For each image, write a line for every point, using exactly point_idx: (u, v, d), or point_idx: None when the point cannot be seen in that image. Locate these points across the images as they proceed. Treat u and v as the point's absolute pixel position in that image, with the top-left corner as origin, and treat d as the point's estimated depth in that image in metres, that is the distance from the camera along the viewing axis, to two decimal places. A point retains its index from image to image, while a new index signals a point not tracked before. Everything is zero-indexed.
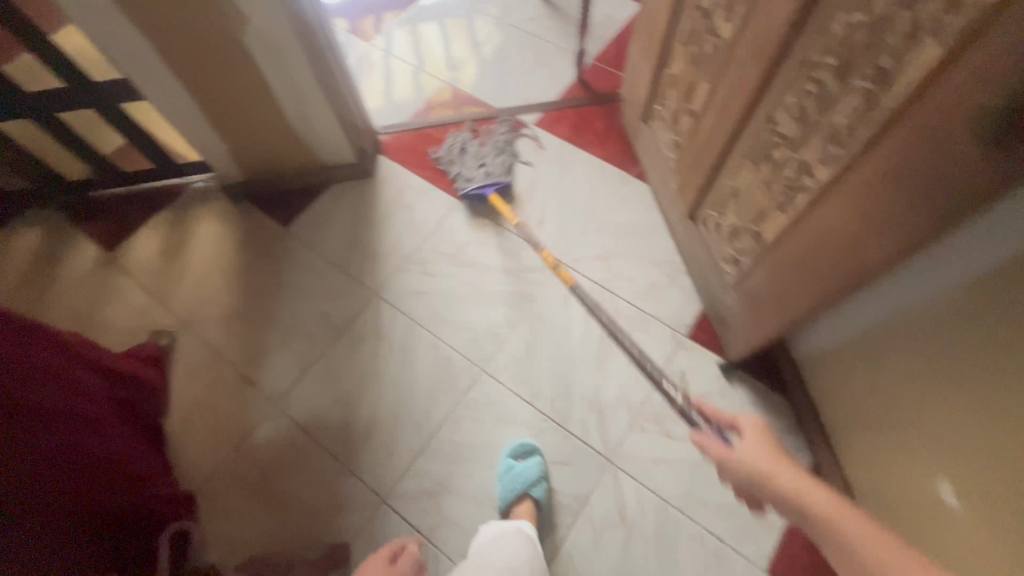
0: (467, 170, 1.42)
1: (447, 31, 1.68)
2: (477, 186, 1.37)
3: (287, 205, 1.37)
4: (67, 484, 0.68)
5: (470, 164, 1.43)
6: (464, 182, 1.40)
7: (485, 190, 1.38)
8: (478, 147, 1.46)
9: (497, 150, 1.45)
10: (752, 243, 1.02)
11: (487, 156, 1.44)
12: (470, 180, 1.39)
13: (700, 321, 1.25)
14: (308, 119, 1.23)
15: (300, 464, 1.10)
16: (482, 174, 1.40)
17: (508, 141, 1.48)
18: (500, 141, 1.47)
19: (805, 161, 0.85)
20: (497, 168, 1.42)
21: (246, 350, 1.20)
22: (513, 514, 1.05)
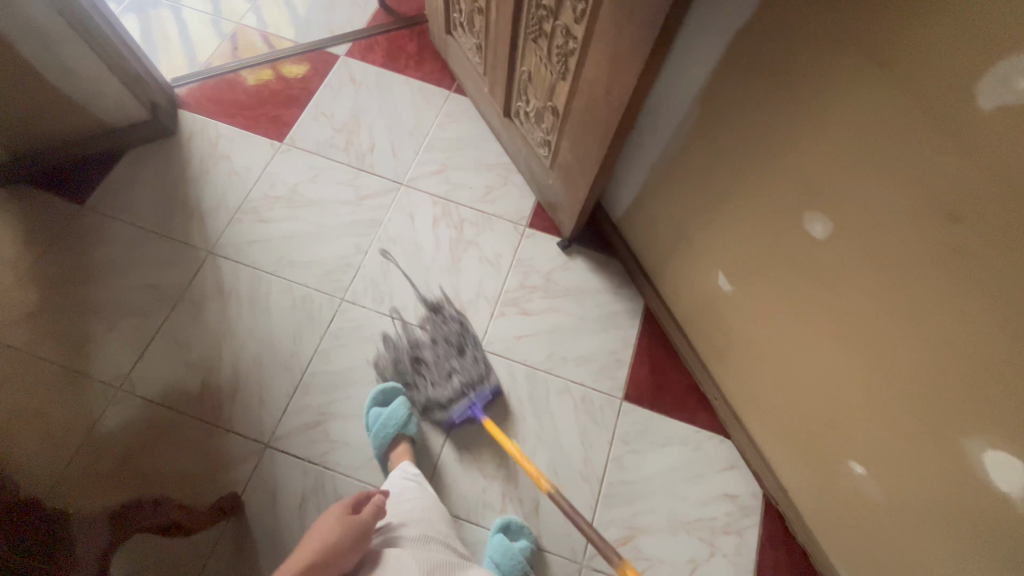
0: (434, 390, 1.04)
1: None
2: (462, 411, 1.01)
3: (74, 179, 1.21)
4: None
5: (432, 381, 1.04)
6: (440, 412, 1.03)
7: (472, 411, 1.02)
8: (430, 350, 1.07)
9: (456, 354, 1.06)
10: (554, 119, 1.03)
11: (450, 360, 1.06)
12: (447, 406, 1.02)
13: (538, 211, 1.28)
14: (69, 70, 1.08)
15: (160, 436, 1.01)
16: (456, 390, 1.02)
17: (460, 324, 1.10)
18: (450, 331, 1.09)
19: (564, 27, 0.84)
20: (467, 375, 1.04)
21: (62, 341, 1.07)
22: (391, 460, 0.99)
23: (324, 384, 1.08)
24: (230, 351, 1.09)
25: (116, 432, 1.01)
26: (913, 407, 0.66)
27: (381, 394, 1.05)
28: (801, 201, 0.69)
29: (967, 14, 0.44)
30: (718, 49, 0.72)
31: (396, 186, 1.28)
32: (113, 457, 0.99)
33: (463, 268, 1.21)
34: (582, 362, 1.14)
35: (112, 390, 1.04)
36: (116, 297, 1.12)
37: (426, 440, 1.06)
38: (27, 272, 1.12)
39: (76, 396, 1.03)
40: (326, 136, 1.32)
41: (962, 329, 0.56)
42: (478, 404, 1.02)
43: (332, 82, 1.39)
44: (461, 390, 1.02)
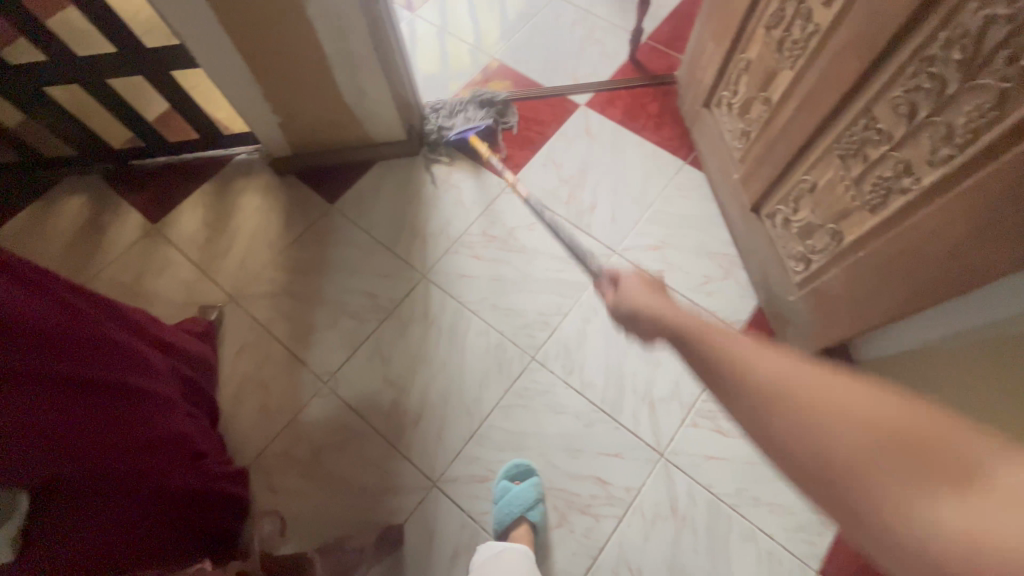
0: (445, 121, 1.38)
1: (476, 8, 1.61)
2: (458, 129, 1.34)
3: (331, 180, 1.36)
4: (161, 465, 0.75)
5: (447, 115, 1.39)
6: (445, 129, 1.37)
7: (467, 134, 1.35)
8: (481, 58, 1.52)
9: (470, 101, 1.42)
10: (830, 242, 0.89)
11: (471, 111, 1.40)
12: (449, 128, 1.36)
13: (756, 317, 1.15)
14: (360, 94, 1.20)
15: (347, 443, 1.08)
16: (460, 120, 1.37)
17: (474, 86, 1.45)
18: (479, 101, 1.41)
19: (904, 162, 0.71)
20: (477, 113, 1.38)
21: (292, 325, 1.20)
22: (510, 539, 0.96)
23: (497, 441, 1.07)
24: (421, 379, 1.13)
25: (313, 427, 1.10)
26: None
27: (514, 468, 1.02)
28: None
29: None
30: None
31: (608, 252, 1.23)
32: (306, 448, 1.08)
33: (661, 360, 1.12)
34: (777, 511, 0.99)
35: (319, 384, 1.14)
36: (341, 297, 1.22)
37: (585, 536, 0.99)
38: (280, 255, 1.27)
39: (291, 381, 1.14)
40: (551, 185, 1.32)
41: None
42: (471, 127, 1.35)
43: (567, 130, 1.39)
44: (463, 122, 1.37)
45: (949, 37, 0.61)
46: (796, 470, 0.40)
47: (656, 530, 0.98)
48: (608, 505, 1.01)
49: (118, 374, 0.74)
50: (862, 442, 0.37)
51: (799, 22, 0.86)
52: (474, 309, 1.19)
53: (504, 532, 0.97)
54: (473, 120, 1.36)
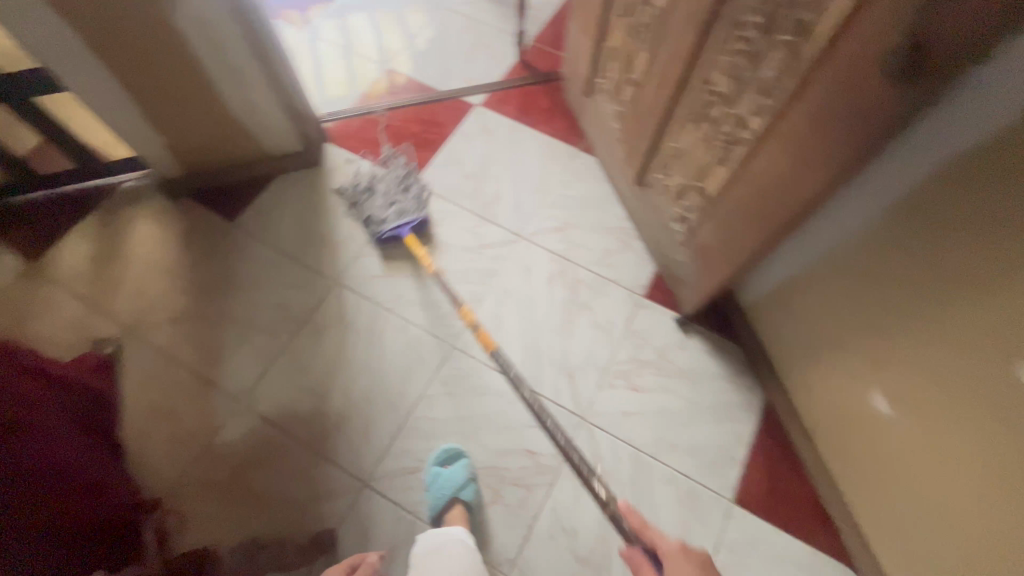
0: (377, 211, 1.25)
1: (378, 23, 1.64)
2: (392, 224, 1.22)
3: (230, 198, 1.32)
4: (61, 503, 0.74)
5: (378, 204, 1.27)
6: (377, 225, 1.24)
7: (403, 230, 1.23)
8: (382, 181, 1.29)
9: (400, 186, 1.29)
10: (699, 199, 0.99)
11: (395, 193, 1.28)
12: (381, 222, 1.23)
13: (655, 281, 1.24)
14: (249, 107, 1.19)
15: (270, 457, 1.05)
16: (393, 213, 1.24)
17: (406, 169, 1.32)
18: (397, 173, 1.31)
19: (737, 116, 0.82)
20: (411, 205, 1.26)
21: (200, 348, 1.15)
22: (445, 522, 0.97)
23: (426, 431, 1.08)
24: (342, 382, 1.12)
25: (232, 446, 1.06)
26: None
27: (444, 453, 1.04)
28: (1013, 349, 0.61)
29: None
30: (931, 168, 0.65)
31: (516, 238, 1.29)
32: (226, 470, 1.04)
33: (574, 331, 1.19)
34: (691, 451, 1.07)
35: (234, 403, 1.10)
36: (250, 313, 1.19)
37: (520, 507, 1.02)
38: (180, 279, 1.22)
39: (203, 404, 1.09)
40: (455, 182, 1.36)
41: None
42: (407, 222, 1.23)
43: (465, 129, 1.45)
44: (398, 215, 1.24)
45: (749, 4, 0.72)
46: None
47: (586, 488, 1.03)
48: (539, 474, 1.04)
49: (23, 418, 0.72)
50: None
51: (644, 6, 0.97)
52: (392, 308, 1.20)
53: (439, 516, 0.98)
54: (408, 213, 1.24)
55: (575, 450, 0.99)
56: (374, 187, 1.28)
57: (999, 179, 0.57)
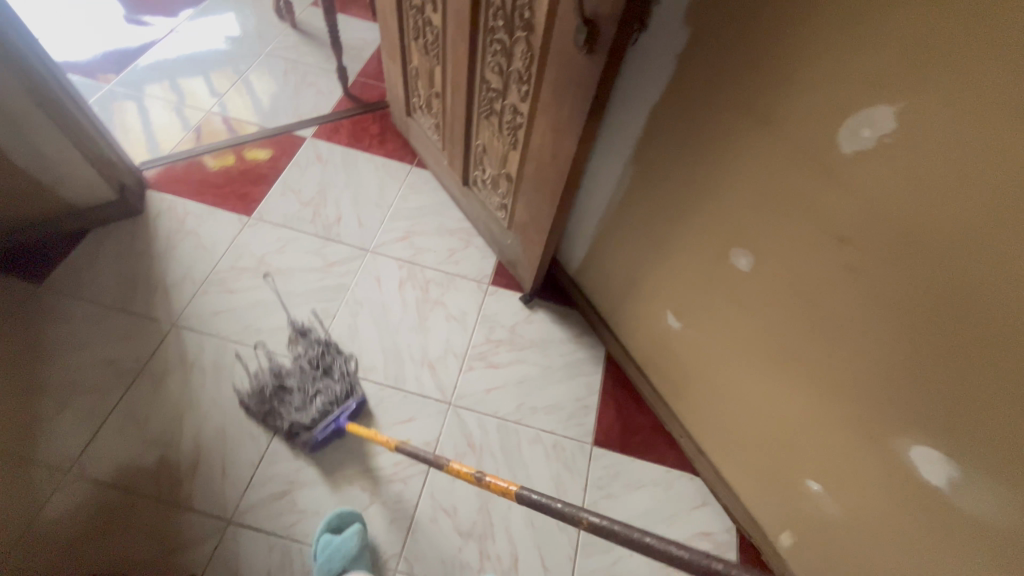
0: (298, 415, 1.05)
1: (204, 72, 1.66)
2: (325, 423, 1.04)
3: (35, 260, 1.21)
4: None
5: (297, 407, 1.07)
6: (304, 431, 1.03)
7: (340, 423, 1.05)
8: (295, 376, 1.12)
9: (317, 371, 1.12)
10: (508, 184, 1.13)
11: (310, 382, 1.11)
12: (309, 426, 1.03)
13: (499, 268, 1.36)
14: (42, 157, 1.12)
15: (112, 521, 0.95)
16: (320, 409, 1.05)
17: (323, 345, 1.16)
18: (315, 354, 1.15)
19: (511, 104, 0.97)
20: (341, 389, 1.10)
21: (9, 426, 1.02)
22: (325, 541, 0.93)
23: (291, 452, 1.05)
24: (191, 424, 1.06)
25: (63, 520, 0.94)
26: (839, 406, 0.73)
27: (336, 518, 0.96)
28: (724, 243, 0.80)
29: (818, 73, 0.56)
30: (641, 120, 0.83)
31: (362, 252, 1.34)
32: (56, 550, 0.92)
33: (430, 327, 1.25)
34: (551, 410, 1.17)
35: (60, 475, 0.98)
36: (71, 376, 1.08)
37: (399, 501, 1.03)
38: None
39: (19, 484, 0.97)
40: (294, 210, 1.38)
41: (861, 328, 0.65)
42: (340, 412, 1.06)
43: (299, 160, 1.48)
44: (325, 409, 1.06)
45: (493, 12, 0.88)
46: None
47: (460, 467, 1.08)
48: (413, 465, 1.07)
49: None
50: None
51: (427, 27, 1.11)
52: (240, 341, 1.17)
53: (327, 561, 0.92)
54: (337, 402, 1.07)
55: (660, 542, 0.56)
56: (286, 386, 1.09)
57: (680, 117, 0.76)
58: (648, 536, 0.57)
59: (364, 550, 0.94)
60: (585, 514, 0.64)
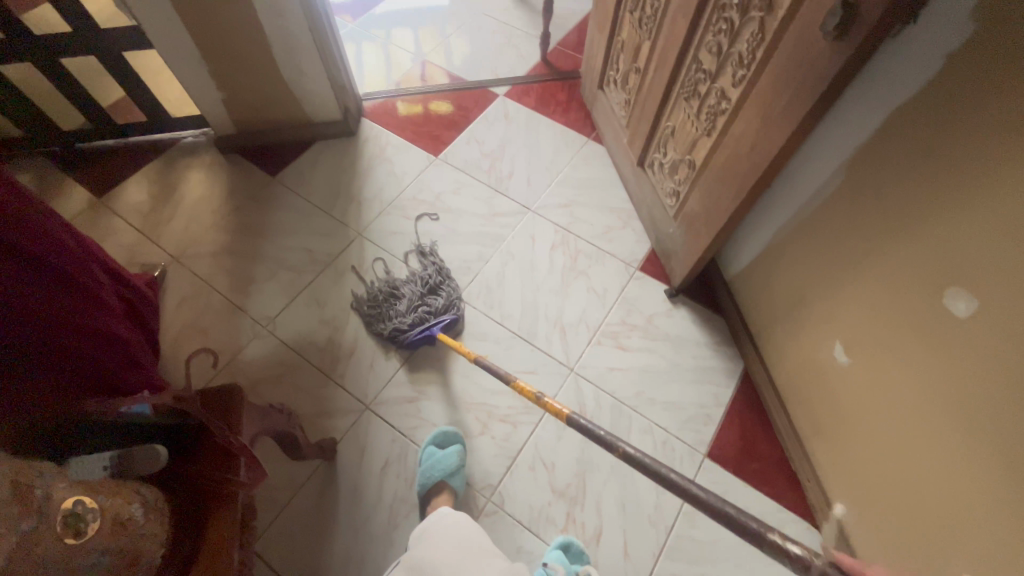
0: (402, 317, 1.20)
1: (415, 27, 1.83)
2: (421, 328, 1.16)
3: (273, 158, 1.49)
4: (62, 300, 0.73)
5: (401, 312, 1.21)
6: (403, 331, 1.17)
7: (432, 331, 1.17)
8: (405, 287, 1.24)
9: (424, 289, 1.25)
10: (688, 171, 1.10)
11: (410, 295, 1.23)
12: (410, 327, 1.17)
13: (650, 256, 1.34)
14: (301, 75, 1.35)
15: (285, 377, 1.16)
16: (421, 317, 1.19)
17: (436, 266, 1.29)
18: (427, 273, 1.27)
19: (720, 88, 0.93)
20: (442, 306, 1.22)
21: (235, 279, 1.29)
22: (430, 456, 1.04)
23: (426, 367, 1.18)
24: (356, 319, 1.24)
25: (252, 362, 1.18)
26: None
27: (440, 435, 1.08)
28: (940, 279, 0.69)
29: None
30: (876, 123, 0.74)
31: (525, 209, 1.41)
32: (244, 382, 1.15)
33: (570, 294, 1.28)
34: (669, 408, 1.14)
35: (259, 327, 1.22)
36: (280, 254, 1.33)
37: (506, 441, 1.10)
38: (222, 220, 1.38)
39: (231, 326, 1.22)
40: (474, 158, 1.50)
41: None
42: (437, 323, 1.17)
43: (489, 115, 1.59)
44: (422, 318, 1.19)
45: None
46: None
47: (568, 430, 1.11)
48: (524, 414, 1.13)
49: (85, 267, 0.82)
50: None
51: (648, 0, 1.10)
52: (393, 266, 1.32)
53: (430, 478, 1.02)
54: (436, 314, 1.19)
55: (685, 481, 0.70)
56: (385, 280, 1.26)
57: (925, 127, 0.67)
58: (689, 482, 0.70)
59: (460, 468, 1.05)
60: (622, 444, 0.79)
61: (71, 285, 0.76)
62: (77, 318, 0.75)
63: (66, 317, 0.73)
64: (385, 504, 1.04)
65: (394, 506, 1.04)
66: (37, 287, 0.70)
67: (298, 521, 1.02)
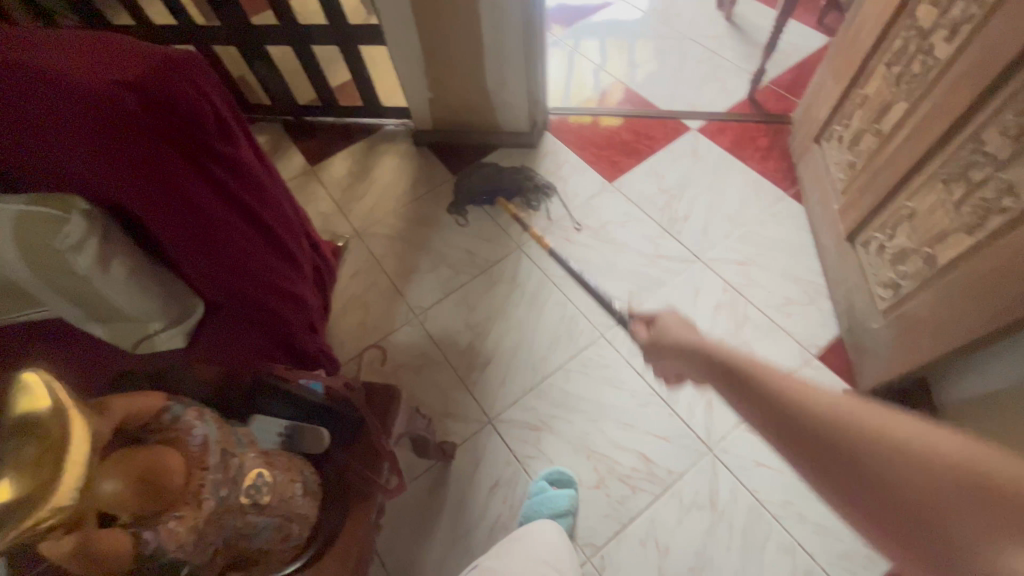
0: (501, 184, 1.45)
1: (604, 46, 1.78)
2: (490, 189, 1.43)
3: (457, 156, 1.57)
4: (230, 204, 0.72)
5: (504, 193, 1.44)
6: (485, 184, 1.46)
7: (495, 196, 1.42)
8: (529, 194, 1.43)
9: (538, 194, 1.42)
10: (922, 266, 0.90)
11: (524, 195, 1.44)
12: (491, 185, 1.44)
13: (835, 346, 1.15)
14: (503, 85, 1.40)
15: (423, 368, 1.22)
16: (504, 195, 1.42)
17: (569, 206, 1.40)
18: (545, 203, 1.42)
19: (1008, 182, 0.74)
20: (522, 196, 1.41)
21: (401, 264, 1.39)
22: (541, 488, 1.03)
23: (554, 398, 1.15)
24: (497, 330, 1.25)
25: (399, 347, 1.25)
26: None
27: (554, 473, 1.05)
28: None
29: None
30: None
31: (693, 258, 1.30)
32: (388, 362, 1.24)
33: None
34: (821, 532, 0.97)
35: (413, 315, 1.30)
36: (444, 249, 1.40)
37: (621, 504, 1.02)
38: (402, 207, 1.49)
39: (389, 308, 1.32)
40: (650, 192, 1.42)
41: None
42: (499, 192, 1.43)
43: (675, 149, 1.50)
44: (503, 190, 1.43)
45: None
46: (885, 522, 0.38)
47: (692, 516, 1.00)
48: (646, 481, 1.04)
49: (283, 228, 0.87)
50: (958, 489, 0.36)
51: (921, 57, 0.92)
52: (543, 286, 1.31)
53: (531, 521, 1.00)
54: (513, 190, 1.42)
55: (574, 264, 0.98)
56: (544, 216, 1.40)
57: None
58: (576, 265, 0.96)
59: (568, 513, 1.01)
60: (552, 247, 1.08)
61: (277, 250, 0.83)
62: (263, 267, 0.78)
63: (273, 280, 0.80)
64: (486, 524, 1.04)
65: (494, 529, 1.03)
66: (259, 249, 0.77)
67: (406, 511, 1.06)
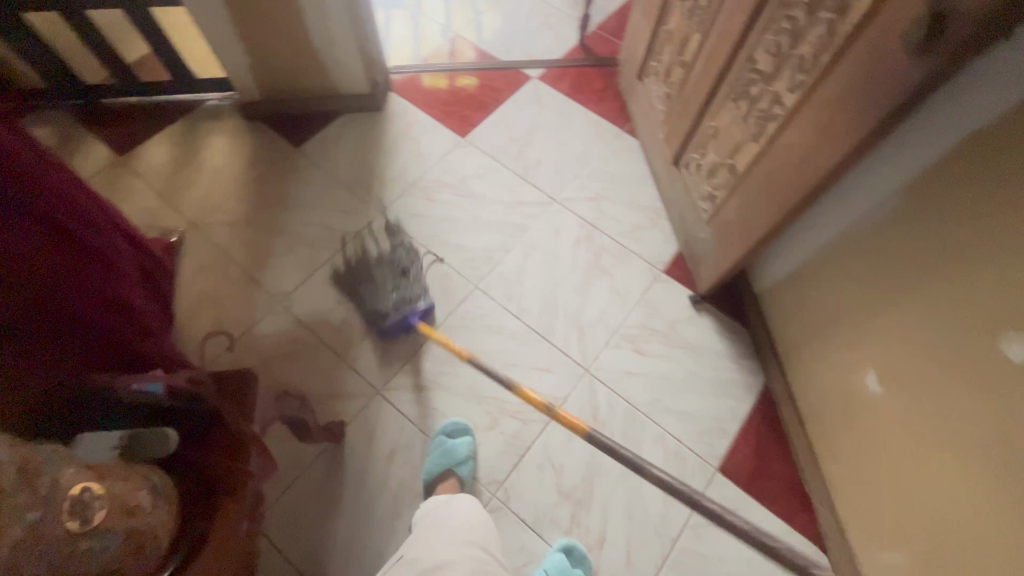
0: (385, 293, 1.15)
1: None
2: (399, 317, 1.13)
3: (297, 127, 1.45)
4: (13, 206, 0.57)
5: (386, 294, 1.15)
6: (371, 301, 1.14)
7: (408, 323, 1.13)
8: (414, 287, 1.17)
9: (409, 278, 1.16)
10: (728, 176, 1.05)
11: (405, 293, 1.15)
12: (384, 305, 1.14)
13: (677, 259, 1.30)
14: (332, 44, 1.31)
15: (297, 355, 1.15)
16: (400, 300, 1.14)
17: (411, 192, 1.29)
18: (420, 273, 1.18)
19: (775, 92, 0.88)
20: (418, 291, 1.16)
21: (253, 251, 1.27)
22: (440, 445, 1.04)
23: (439, 355, 1.16)
24: None
25: (266, 338, 1.17)
26: None
27: (449, 425, 1.07)
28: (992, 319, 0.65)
29: None
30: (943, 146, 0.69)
31: (550, 200, 1.37)
32: (256, 356, 1.15)
33: (591, 292, 1.25)
34: (683, 418, 1.12)
35: (276, 302, 1.21)
36: (299, 228, 1.30)
37: (516, 438, 1.09)
38: (242, 189, 1.35)
39: (247, 299, 1.21)
40: (502, 143, 1.45)
41: None
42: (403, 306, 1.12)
43: (519, 98, 1.53)
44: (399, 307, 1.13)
45: None
46: None
47: None
48: (535, 412, 1.11)
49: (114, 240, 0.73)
50: None
51: None
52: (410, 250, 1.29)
53: (433, 476, 1.01)
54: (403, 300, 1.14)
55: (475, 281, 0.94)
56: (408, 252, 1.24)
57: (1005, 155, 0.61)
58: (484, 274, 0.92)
59: (468, 459, 1.05)
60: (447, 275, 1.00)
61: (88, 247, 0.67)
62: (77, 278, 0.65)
63: (81, 276, 0.66)
64: (390, 490, 1.04)
65: (399, 492, 1.04)
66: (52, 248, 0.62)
67: (304, 499, 1.02)
